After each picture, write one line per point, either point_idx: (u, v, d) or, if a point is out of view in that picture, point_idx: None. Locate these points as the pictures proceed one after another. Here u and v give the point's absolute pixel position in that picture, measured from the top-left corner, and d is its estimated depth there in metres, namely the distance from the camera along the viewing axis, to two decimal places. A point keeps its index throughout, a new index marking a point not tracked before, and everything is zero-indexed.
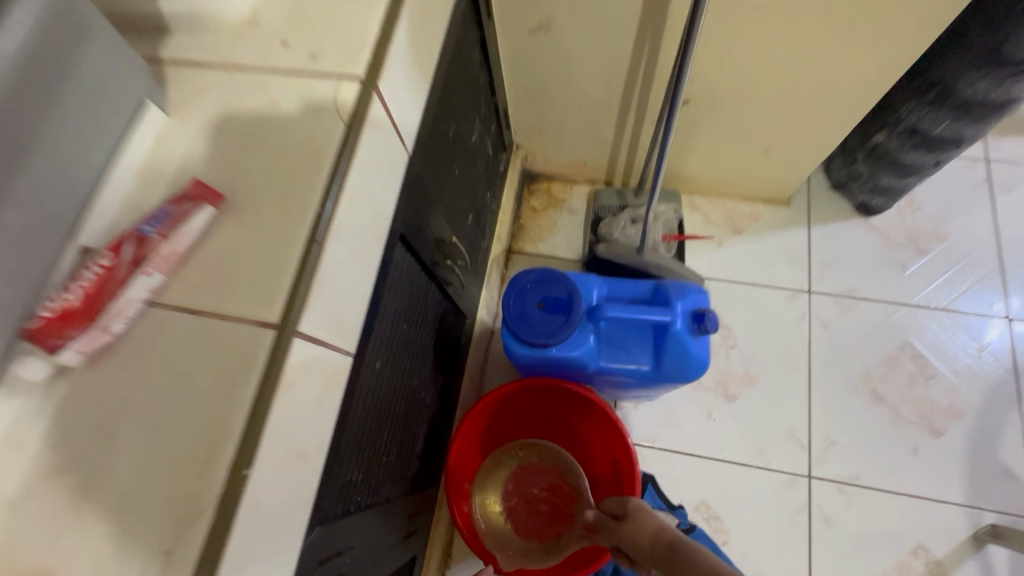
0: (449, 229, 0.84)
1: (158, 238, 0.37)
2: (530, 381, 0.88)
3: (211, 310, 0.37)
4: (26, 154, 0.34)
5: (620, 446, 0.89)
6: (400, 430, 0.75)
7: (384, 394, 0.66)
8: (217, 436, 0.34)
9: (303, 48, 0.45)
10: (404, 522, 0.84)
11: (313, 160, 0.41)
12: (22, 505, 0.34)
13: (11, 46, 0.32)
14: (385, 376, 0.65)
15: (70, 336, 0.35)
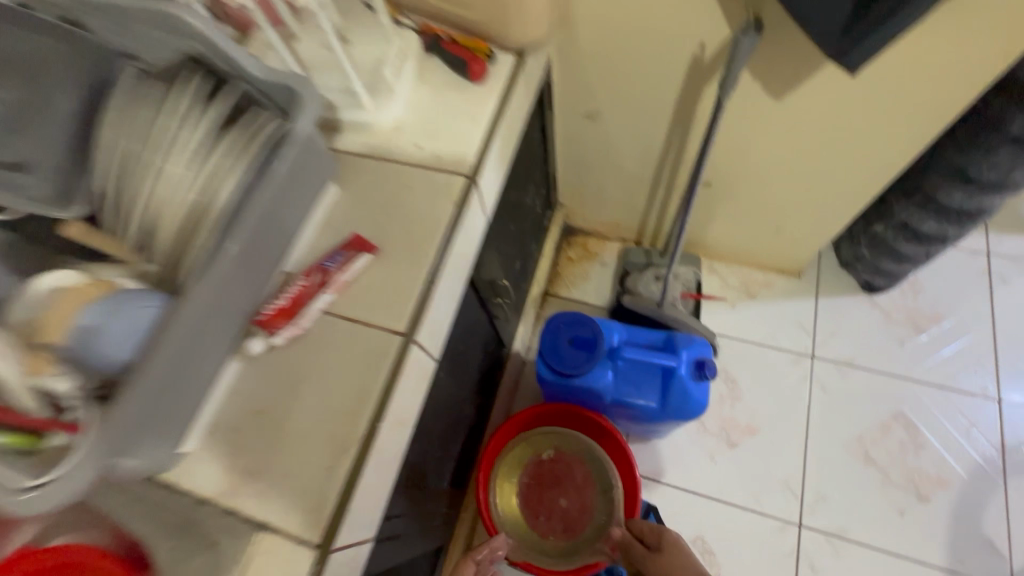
0: (502, 273, 1.04)
1: (337, 270, 0.58)
2: (556, 406, 1.05)
3: (363, 320, 0.57)
4: (271, 214, 0.52)
5: (627, 470, 1.04)
6: (448, 431, 0.93)
7: (443, 398, 0.85)
8: (362, 400, 0.53)
9: (429, 150, 0.66)
10: (440, 511, 1.01)
11: (432, 227, 0.61)
12: (237, 430, 0.53)
13: (290, 155, 0.50)
14: (446, 383, 0.84)
15: (281, 326, 0.55)
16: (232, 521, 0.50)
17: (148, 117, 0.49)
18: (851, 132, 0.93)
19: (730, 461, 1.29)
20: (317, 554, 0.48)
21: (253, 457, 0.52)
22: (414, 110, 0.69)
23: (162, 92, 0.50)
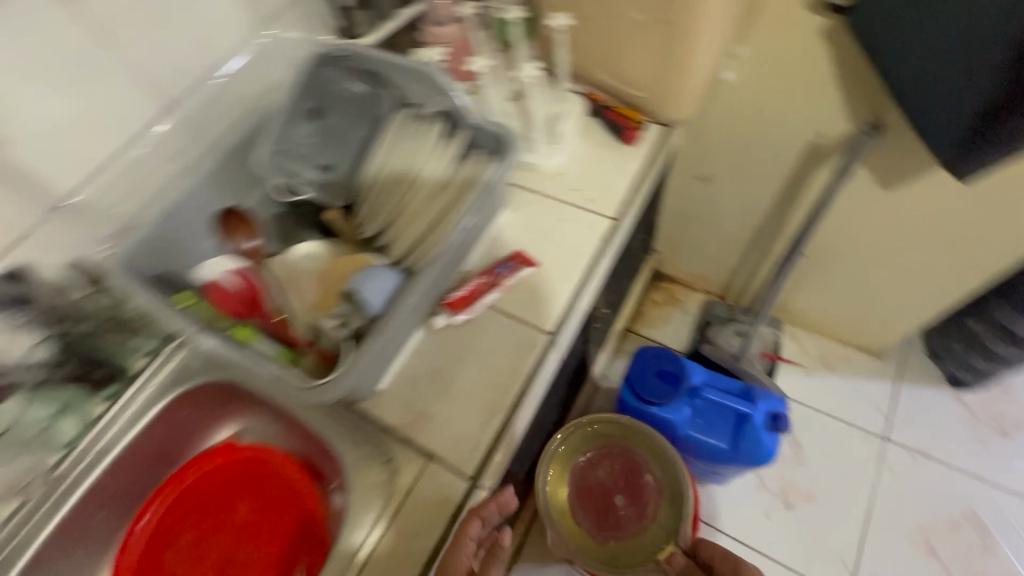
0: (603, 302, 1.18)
1: (505, 275, 0.75)
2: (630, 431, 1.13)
3: (519, 317, 0.73)
4: (476, 219, 0.70)
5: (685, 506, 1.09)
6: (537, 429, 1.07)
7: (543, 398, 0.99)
8: (512, 377, 0.68)
9: (583, 194, 0.82)
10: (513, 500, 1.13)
11: (580, 254, 0.77)
12: (415, 382, 0.70)
13: (499, 175, 0.68)
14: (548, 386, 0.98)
15: (461, 310, 0.72)
16: (407, 449, 0.67)
17: (404, 149, 0.69)
18: (957, 232, 1.00)
19: (785, 521, 1.32)
20: (467, 485, 0.64)
21: (427, 406, 0.68)
22: (574, 159, 0.86)
23: (416, 131, 0.70)
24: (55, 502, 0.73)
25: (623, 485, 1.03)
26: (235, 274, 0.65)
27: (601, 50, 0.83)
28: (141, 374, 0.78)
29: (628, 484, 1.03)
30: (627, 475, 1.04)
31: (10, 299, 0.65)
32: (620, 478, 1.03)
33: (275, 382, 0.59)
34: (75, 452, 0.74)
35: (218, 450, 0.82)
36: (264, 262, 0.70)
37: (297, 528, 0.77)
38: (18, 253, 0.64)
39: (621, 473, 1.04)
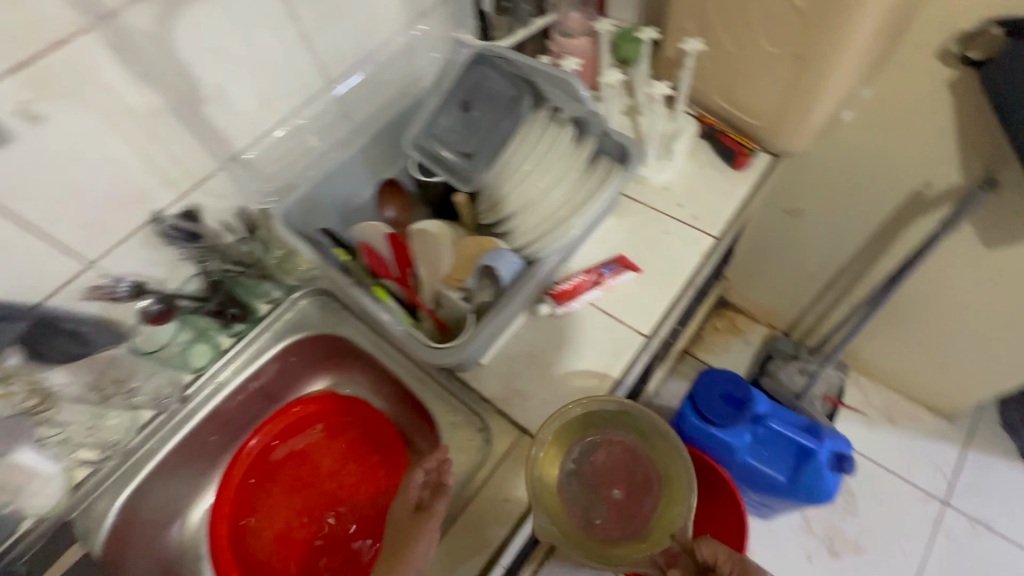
0: None
1: (609, 276, 0.79)
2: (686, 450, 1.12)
3: (618, 316, 0.77)
4: (595, 217, 0.73)
5: (732, 532, 1.08)
6: None
7: None
8: (607, 372, 0.73)
9: (689, 211, 0.86)
10: None
11: (682, 266, 0.80)
12: (514, 361, 0.75)
13: (627, 180, 0.73)
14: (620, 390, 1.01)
15: (563, 301, 0.77)
16: (502, 422, 0.72)
17: (540, 149, 0.73)
18: None
19: (828, 568, 1.30)
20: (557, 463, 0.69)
21: (525, 386, 0.73)
22: (682, 177, 0.90)
23: (552, 133, 0.74)
24: (182, 419, 0.82)
25: (628, 478, 0.69)
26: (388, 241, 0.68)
27: (726, 77, 0.86)
28: (265, 319, 0.88)
29: (631, 476, 0.69)
30: (634, 463, 0.70)
31: (184, 234, 0.75)
32: (624, 465, 0.70)
33: (403, 340, 0.66)
34: (203, 378, 0.84)
35: (332, 400, 0.89)
36: (407, 234, 0.73)
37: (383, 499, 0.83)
38: (194, 195, 0.74)
39: (629, 462, 0.69)
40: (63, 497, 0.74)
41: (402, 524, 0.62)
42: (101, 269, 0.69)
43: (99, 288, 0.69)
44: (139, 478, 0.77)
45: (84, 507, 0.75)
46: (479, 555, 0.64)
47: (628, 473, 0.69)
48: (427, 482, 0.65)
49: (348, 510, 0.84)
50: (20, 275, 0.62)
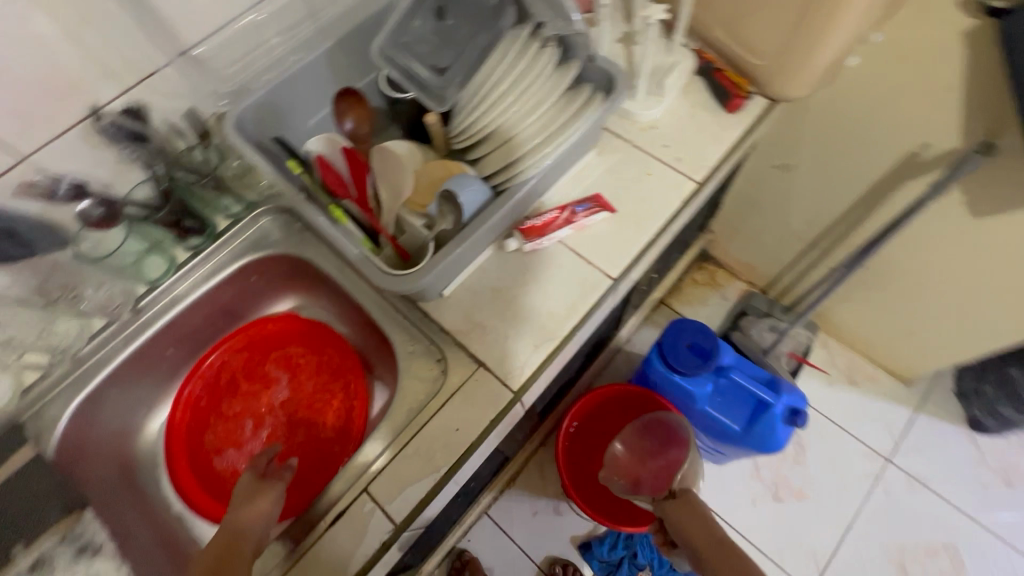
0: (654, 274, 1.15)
1: (582, 214, 0.76)
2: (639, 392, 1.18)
3: (585, 256, 0.75)
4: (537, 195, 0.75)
5: None
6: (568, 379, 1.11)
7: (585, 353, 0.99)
8: (568, 311, 0.72)
9: (675, 152, 0.82)
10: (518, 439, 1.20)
11: (658, 210, 0.77)
12: (477, 296, 0.73)
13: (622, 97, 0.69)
14: (591, 343, 0.98)
15: (528, 238, 0.74)
16: (460, 354, 0.71)
17: (520, 69, 0.67)
18: None
19: (772, 511, 1.37)
20: (510, 398, 0.68)
21: (486, 319, 0.72)
22: (670, 116, 0.84)
23: (535, 55, 0.68)
24: (137, 332, 0.79)
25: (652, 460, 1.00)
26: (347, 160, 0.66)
27: (733, 6, 0.78)
28: (223, 237, 0.82)
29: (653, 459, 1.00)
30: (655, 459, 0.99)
31: (124, 134, 0.68)
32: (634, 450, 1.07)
33: (358, 264, 0.63)
34: (157, 292, 0.79)
35: (300, 323, 0.88)
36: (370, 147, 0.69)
37: (342, 414, 0.83)
38: (139, 91, 0.66)
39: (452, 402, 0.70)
40: (13, 400, 0.74)
41: (243, 488, 0.59)
42: (36, 163, 0.63)
43: (37, 184, 0.64)
44: (88, 388, 0.76)
45: (36, 408, 0.74)
46: (423, 481, 0.64)
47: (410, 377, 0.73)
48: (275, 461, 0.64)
49: (295, 439, 0.84)
50: None
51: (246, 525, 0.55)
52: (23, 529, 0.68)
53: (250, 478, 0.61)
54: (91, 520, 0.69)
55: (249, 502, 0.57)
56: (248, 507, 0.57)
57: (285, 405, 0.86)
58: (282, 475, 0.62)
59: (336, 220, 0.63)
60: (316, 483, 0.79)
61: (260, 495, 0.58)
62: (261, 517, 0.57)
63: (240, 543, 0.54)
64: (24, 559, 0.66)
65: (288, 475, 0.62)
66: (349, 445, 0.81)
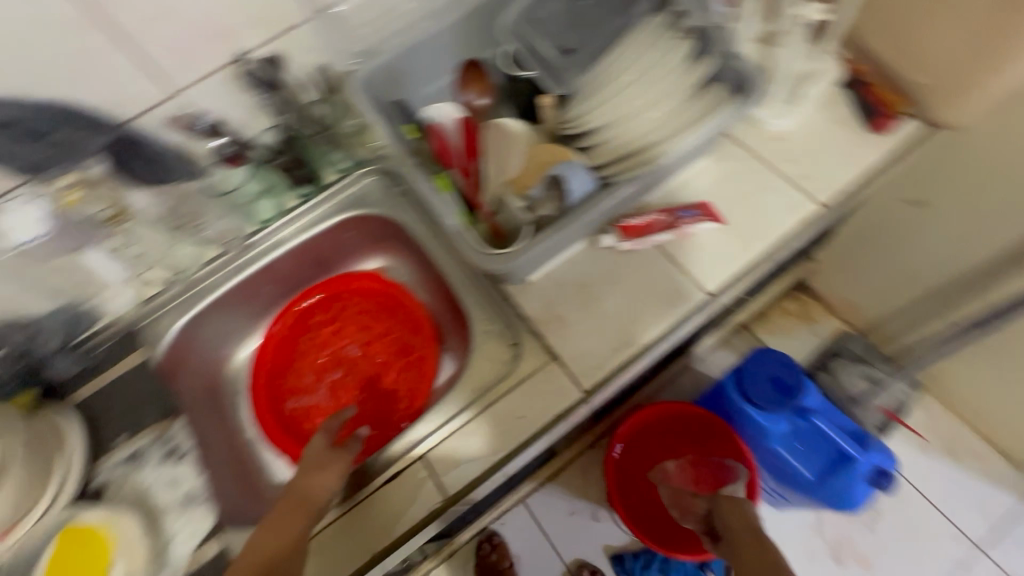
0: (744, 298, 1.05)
1: (686, 220, 0.71)
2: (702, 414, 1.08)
3: (682, 265, 0.71)
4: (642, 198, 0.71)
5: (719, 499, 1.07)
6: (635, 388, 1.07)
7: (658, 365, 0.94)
8: (653, 320, 0.68)
9: (801, 168, 0.75)
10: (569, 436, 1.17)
11: (770, 229, 0.71)
12: (561, 288, 0.72)
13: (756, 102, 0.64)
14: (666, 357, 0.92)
15: (624, 238, 0.71)
16: (535, 343, 0.70)
17: (651, 59, 0.64)
18: None
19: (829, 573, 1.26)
20: (579, 398, 0.66)
21: (568, 312, 0.70)
22: (802, 129, 0.77)
23: (670, 48, 0.64)
24: (243, 265, 0.86)
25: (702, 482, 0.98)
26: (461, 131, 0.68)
27: (902, 14, 0.69)
28: (331, 186, 0.88)
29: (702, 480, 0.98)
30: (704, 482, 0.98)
31: (260, 82, 0.72)
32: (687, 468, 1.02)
33: (454, 237, 0.63)
34: (266, 231, 0.86)
35: (384, 285, 0.90)
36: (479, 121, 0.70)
37: (411, 377, 0.85)
38: (283, 44, 0.70)
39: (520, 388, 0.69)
40: (134, 307, 0.82)
41: (316, 453, 0.61)
42: (190, 96, 0.69)
43: (185, 121, 0.70)
44: (195, 310, 0.83)
45: (150, 319, 0.82)
46: (479, 460, 0.65)
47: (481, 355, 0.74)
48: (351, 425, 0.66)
49: (362, 394, 0.86)
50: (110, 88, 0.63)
51: (315, 490, 0.58)
52: (128, 425, 0.76)
53: (324, 442, 0.63)
54: (179, 428, 0.75)
55: (316, 472, 0.59)
56: (315, 476, 0.59)
57: (358, 361, 0.89)
58: (353, 445, 0.63)
59: (441, 190, 0.64)
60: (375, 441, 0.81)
61: (327, 468, 0.60)
62: (325, 488, 0.59)
63: (302, 512, 0.57)
64: (122, 449, 0.74)
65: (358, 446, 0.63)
66: (411, 412, 0.83)
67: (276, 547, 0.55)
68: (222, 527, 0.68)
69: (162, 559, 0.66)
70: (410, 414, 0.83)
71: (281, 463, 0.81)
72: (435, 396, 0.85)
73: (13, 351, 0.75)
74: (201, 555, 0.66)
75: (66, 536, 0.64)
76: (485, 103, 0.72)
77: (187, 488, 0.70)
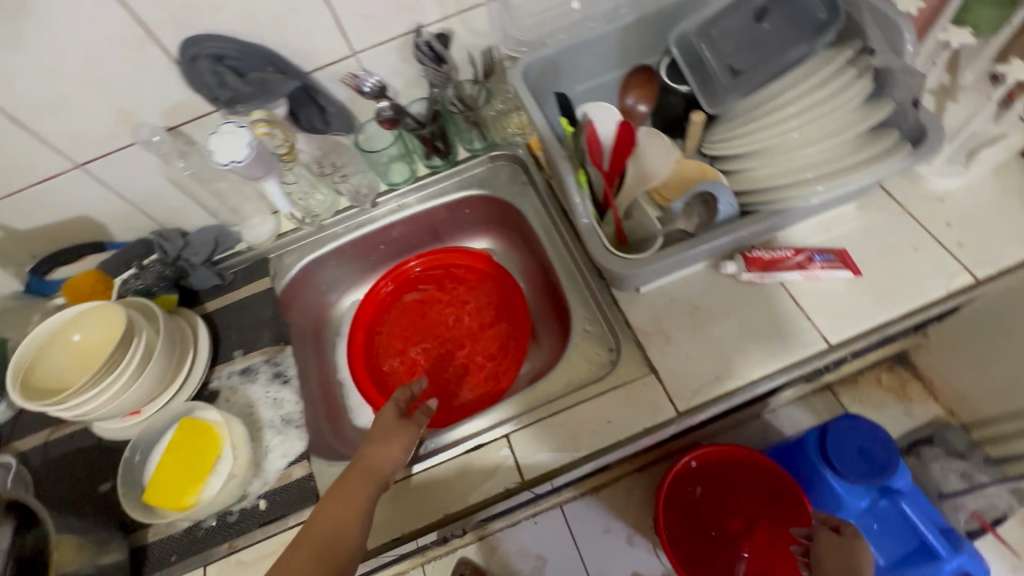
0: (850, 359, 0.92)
1: (819, 264, 0.68)
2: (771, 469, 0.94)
3: (805, 309, 0.68)
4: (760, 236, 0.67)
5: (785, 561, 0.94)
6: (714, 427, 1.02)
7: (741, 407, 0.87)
8: (765, 357, 0.66)
9: (958, 235, 0.69)
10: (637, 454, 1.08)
11: (911, 292, 0.67)
12: (673, 305, 0.71)
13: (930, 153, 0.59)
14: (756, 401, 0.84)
15: (750, 269, 0.69)
16: (635, 354, 0.70)
17: (821, 95, 0.62)
18: None
19: None
20: (672, 417, 0.65)
21: (676, 330, 0.69)
22: (967, 193, 0.71)
23: (843, 84, 0.62)
24: (368, 220, 0.91)
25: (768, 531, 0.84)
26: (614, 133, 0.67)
27: None
28: (460, 164, 0.91)
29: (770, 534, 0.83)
30: None
31: (433, 55, 0.75)
32: None
33: (583, 233, 0.64)
34: (393, 194, 0.90)
35: (489, 267, 0.93)
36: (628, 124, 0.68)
37: (497, 360, 0.88)
38: (453, 22, 0.76)
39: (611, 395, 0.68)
40: (269, 240, 0.89)
41: (385, 423, 0.64)
42: (360, 61, 0.75)
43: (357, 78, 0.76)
44: (318, 251, 0.90)
45: (280, 253, 0.90)
46: (561, 454, 0.65)
47: (577, 353, 0.74)
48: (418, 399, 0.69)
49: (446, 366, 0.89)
50: (302, 39, 0.70)
51: (380, 462, 0.60)
52: (243, 342, 0.83)
53: (392, 413, 0.65)
54: (287, 355, 0.81)
55: (383, 443, 0.61)
56: (382, 446, 0.61)
57: (448, 334, 0.92)
58: (419, 419, 0.66)
59: (580, 185, 0.64)
60: (454, 413, 0.83)
61: (394, 441, 0.62)
62: (390, 460, 0.60)
63: (368, 479, 0.58)
64: (238, 363, 0.81)
65: (425, 419, 0.66)
66: (492, 394, 0.84)
67: (340, 526, 0.54)
68: (308, 456, 0.72)
69: (257, 469, 0.71)
70: (491, 396, 0.84)
71: (364, 411, 0.87)
72: (516, 383, 0.87)
73: (164, 257, 0.84)
74: (288, 474, 0.71)
75: (184, 424, 0.71)
76: (645, 109, 0.75)
77: (285, 411, 0.76)
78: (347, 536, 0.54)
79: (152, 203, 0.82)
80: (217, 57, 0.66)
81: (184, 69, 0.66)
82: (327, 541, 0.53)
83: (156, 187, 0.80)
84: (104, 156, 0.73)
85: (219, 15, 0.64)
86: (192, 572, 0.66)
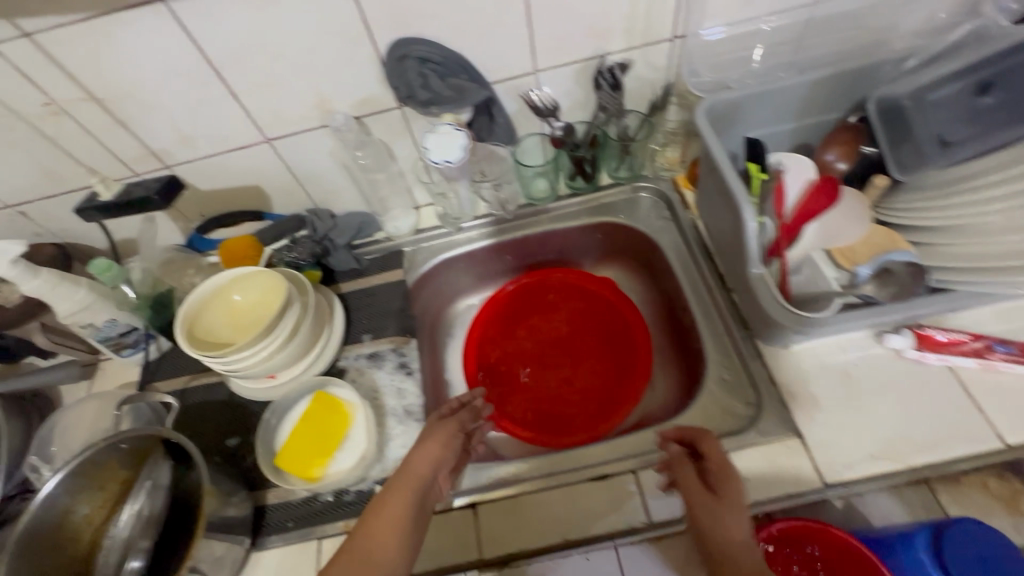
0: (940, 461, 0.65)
1: (1000, 355, 0.64)
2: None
3: (980, 402, 0.63)
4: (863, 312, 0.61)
5: None
6: None
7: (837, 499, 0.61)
8: (929, 445, 0.61)
9: None
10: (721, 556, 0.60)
11: None
12: (825, 371, 0.68)
13: None
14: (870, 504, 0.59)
15: (919, 346, 0.66)
16: (779, 413, 0.66)
17: None
18: None
19: None
20: (818, 489, 0.61)
21: (829, 398, 0.66)
22: None
23: None
24: (504, 230, 0.93)
25: None
26: (805, 188, 0.67)
27: None
28: (602, 190, 0.91)
29: None
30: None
31: (612, 82, 0.77)
32: None
33: (753, 283, 0.62)
34: (533, 209, 0.92)
35: (613, 294, 0.93)
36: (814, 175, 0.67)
37: (611, 391, 0.86)
38: (635, 53, 0.76)
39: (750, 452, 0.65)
40: (407, 234, 0.93)
41: (428, 430, 0.65)
42: (538, 79, 0.78)
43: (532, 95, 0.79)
44: (450, 252, 0.93)
45: (415, 247, 0.93)
46: None
47: (711, 401, 0.72)
48: (449, 411, 0.70)
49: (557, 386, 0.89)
50: (495, 51, 0.73)
51: (414, 467, 0.59)
52: (372, 328, 0.85)
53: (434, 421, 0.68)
54: (413, 347, 0.83)
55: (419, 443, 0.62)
56: (420, 447, 0.62)
57: (561, 354, 0.92)
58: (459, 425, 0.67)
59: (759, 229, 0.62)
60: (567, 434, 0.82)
61: (428, 440, 0.62)
62: (426, 459, 0.60)
63: (405, 477, 0.58)
64: (366, 346, 0.83)
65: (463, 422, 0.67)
66: (605, 424, 0.83)
67: (381, 537, 0.51)
68: None
69: (378, 454, 0.73)
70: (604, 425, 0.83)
71: None
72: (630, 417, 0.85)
73: (313, 234, 0.88)
74: None
75: (320, 398, 0.75)
76: (843, 168, 0.71)
77: (406, 403, 0.77)
78: (388, 549, 0.50)
79: (315, 183, 0.87)
80: (422, 60, 0.70)
81: (387, 66, 0.70)
82: (369, 553, 0.49)
83: (324, 169, 0.85)
84: (292, 134, 0.78)
85: (431, 21, 0.68)
86: (307, 542, 0.68)
